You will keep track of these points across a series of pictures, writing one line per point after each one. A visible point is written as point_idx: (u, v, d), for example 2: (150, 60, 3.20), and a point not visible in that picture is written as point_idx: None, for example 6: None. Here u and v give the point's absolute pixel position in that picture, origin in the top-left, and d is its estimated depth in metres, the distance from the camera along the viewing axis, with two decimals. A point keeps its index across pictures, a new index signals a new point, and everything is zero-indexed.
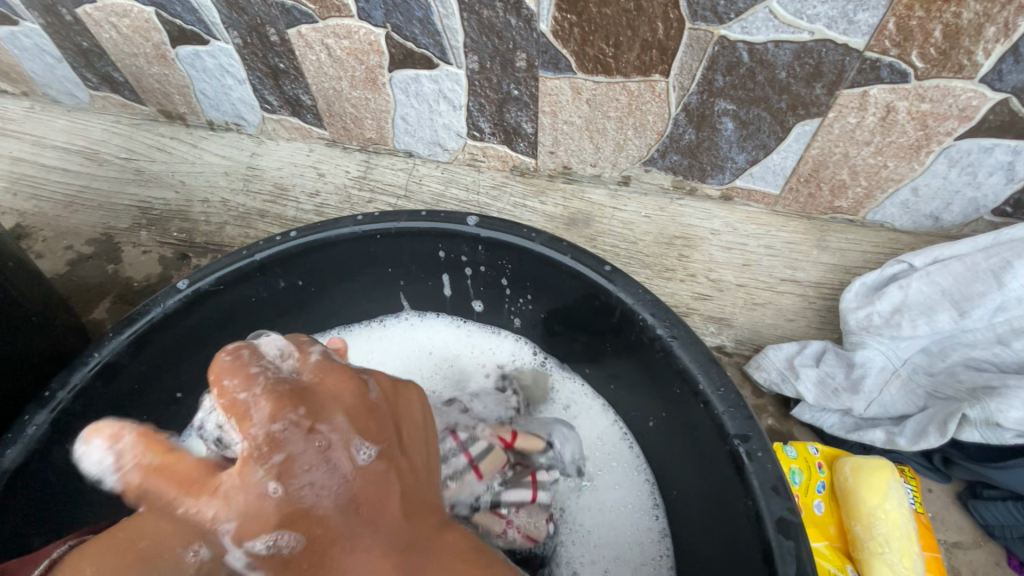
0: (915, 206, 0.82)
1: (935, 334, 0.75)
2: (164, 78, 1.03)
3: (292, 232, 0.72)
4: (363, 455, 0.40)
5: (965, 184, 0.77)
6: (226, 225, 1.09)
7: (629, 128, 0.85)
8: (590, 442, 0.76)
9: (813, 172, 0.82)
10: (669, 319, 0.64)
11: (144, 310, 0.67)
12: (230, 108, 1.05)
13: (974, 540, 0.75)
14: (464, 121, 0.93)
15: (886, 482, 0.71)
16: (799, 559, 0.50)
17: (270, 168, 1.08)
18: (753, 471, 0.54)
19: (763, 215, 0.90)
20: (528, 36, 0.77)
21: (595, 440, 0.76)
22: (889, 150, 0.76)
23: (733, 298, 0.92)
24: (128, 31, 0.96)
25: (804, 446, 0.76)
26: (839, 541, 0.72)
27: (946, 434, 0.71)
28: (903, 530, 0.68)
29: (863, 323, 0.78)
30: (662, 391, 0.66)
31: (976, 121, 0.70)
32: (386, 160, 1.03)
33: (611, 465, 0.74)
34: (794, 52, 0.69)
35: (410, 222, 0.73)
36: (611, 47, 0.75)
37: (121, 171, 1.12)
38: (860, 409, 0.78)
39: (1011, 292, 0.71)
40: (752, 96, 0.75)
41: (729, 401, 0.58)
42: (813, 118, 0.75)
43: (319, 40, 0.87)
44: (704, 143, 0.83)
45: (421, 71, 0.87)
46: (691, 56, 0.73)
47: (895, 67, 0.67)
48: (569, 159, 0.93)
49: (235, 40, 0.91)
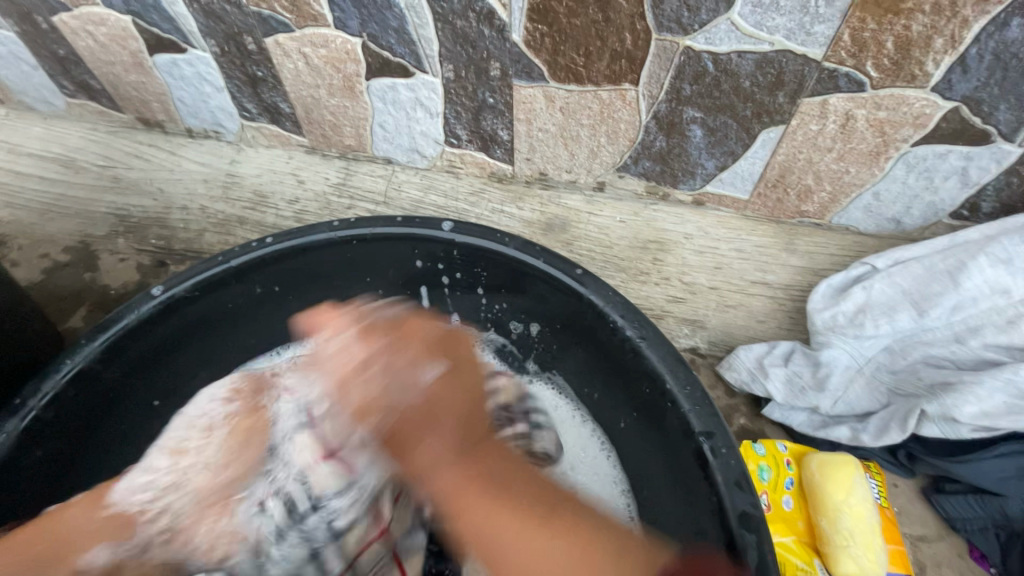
0: (878, 210, 0.85)
1: (896, 333, 0.78)
2: (141, 85, 1.03)
3: (268, 238, 0.73)
4: (432, 374, 0.60)
5: (923, 188, 0.80)
6: (204, 232, 1.09)
7: (602, 135, 0.87)
8: (568, 443, 0.77)
9: (780, 177, 0.85)
10: (638, 320, 0.65)
11: (119, 316, 0.67)
12: (209, 115, 1.06)
13: (939, 534, 0.77)
14: (441, 129, 0.94)
15: (850, 477, 0.73)
16: (760, 552, 0.51)
17: (249, 175, 1.08)
18: (717, 466, 0.56)
19: (734, 218, 0.93)
20: (501, 46, 0.79)
21: (573, 441, 0.77)
22: (851, 157, 0.79)
23: (705, 301, 0.94)
24: (105, 39, 0.97)
25: (772, 443, 0.78)
26: (807, 536, 0.74)
27: (907, 429, 0.73)
28: (867, 524, 0.70)
29: (829, 323, 0.80)
30: (632, 393, 0.68)
31: (930, 128, 0.73)
32: (366, 167, 1.05)
33: (590, 469, 0.74)
34: (756, 62, 0.71)
35: (386, 228, 0.74)
36: (582, 57, 0.77)
37: (98, 178, 1.12)
38: (827, 407, 0.80)
39: (967, 292, 0.74)
40: (718, 104, 0.78)
41: (695, 399, 0.60)
42: (777, 126, 0.78)
43: (296, 49, 0.88)
44: (674, 150, 0.86)
45: (398, 79, 0.88)
46: (658, 65, 0.75)
47: (852, 77, 0.69)
48: (545, 166, 0.95)
49: (213, 48, 0.92)
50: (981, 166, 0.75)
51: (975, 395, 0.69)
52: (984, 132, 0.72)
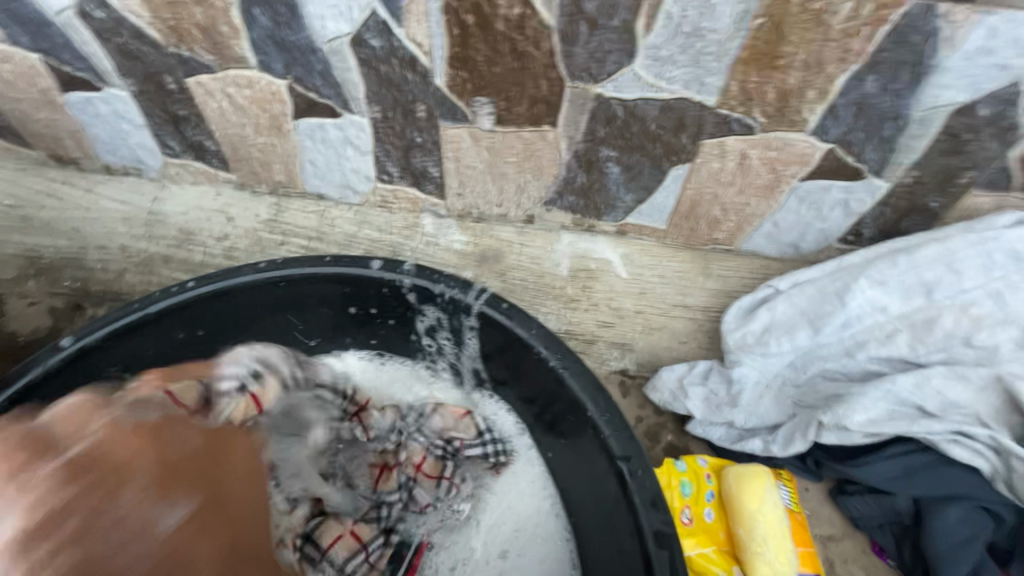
0: (778, 237, 0.94)
1: (797, 349, 0.86)
2: (53, 122, 0.99)
3: (189, 282, 0.72)
4: (173, 518, 0.41)
5: (814, 218, 0.89)
6: (125, 273, 1.05)
7: (527, 171, 0.91)
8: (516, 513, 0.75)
9: (691, 210, 0.92)
10: (560, 350, 0.69)
11: (21, 371, 0.64)
12: (128, 152, 1.02)
13: (844, 532, 0.85)
14: (372, 166, 0.96)
15: (762, 487, 0.79)
16: (672, 566, 0.56)
17: (174, 213, 1.05)
18: (634, 488, 0.60)
19: (654, 246, 0.99)
20: (425, 89, 0.82)
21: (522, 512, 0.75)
22: (750, 190, 0.87)
23: (632, 325, 0.98)
24: (11, 77, 0.92)
25: (693, 459, 0.84)
26: (727, 545, 0.79)
27: (809, 439, 0.80)
28: (778, 529, 0.76)
29: (739, 342, 0.88)
30: (560, 422, 0.71)
31: (813, 166, 0.81)
32: (298, 203, 1.04)
33: (535, 515, 0.75)
34: (660, 108, 0.78)
35: (314, 267, 0.74)
36: (502, 101, 0.81)
37: (4, 218, 1.05)
38: (741, 421, 0.86)
39: (852, 311, 0.82)
40: (630, 144, 0.84)
41: (614, 425, 0.63)
42: (684, 164, 0.85)
43: (219, 89, 0.88)
44: (595, 185, 0.91)
45: (326, 119, 0.89)
46: (574, 109, 0.80)
47: (743, 121, 0.77)
48: (476, 200, 0.98)
49: (130, 87, 0.90)
50: (859, 198, 0.85)
51: (862, 404, 0.77)
52: (857, 170, 0.81)
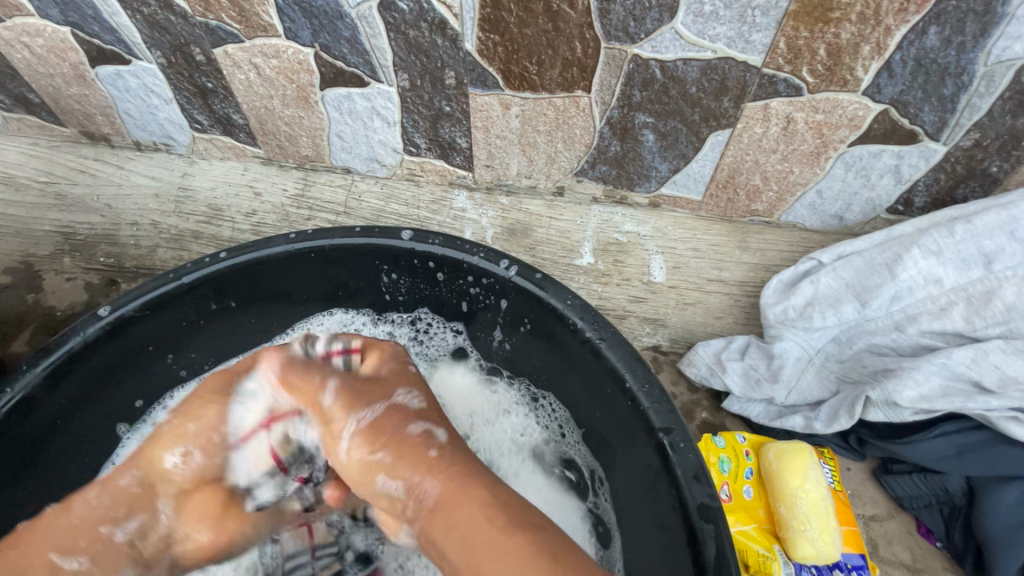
0: (822, 207, 0.89)
1: (842, 324, 0.82)
2: (84, 98, 0.99)
3: (222, 253, 0.72)
4: (389, 485, 0.52)
5: (862, 186, 0.85)
6: (158, 248, 1.06)
7: (558, 141, 0.89)
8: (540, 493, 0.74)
9: (730, 178, 0.88)
10: (597, 321, 0.67)
11: (62, 340, 0.65)
12: (158, 128, 1.02)
13: (888, 513, 0.82)
14: (400, 137, 0.94)
15: (805, 463, 0.76)
16: (718, 541, 0.54)
17: (203, 189, 1.05)
18: (675, 460, 0.58)
19: (688, 218, 0.96)
20: (455, 55, 0.79)
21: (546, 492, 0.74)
22: (794, 157, 0.83)
23: (665, 300, 0.96)
24: (43, 52, 0.92)
25: (732, 435, 0.82)
26: (767, 523, 0.77)
27: (855, 415, 0.77)
28: (821, 507, 0.74)
29: (780, 317, 0.85)
30: (595, 394, 0.70)
31: (864, 129, 0.77)
32: (324, 177, 1.03)
33: (560, 506, 0.73)
34: (701, 69, 0.74)
35: (345, 239, 0.74)
36: (534, 65, 0.78)
37: (40, 195, 1.07)
38: (781, 397, 0.84)
39: (903, 283, 0.78)
40: (668, 109, 0.80)
41: (654, 397, 0.61)
42: (724, 129, 0.81)
43: (246, 60, 0.87)
44: (629, 154, 0.88)
45: (353, 89, 0.87)
46: (609, 73, 0.77)
47: (790, 82, 0.73)
48: (504, 171, 0.96)
49: (158, 59, 0.90)
50: (912, 164, 0.80)
51: (913, 379, 0.73)
52: (912, 133, 0.76)
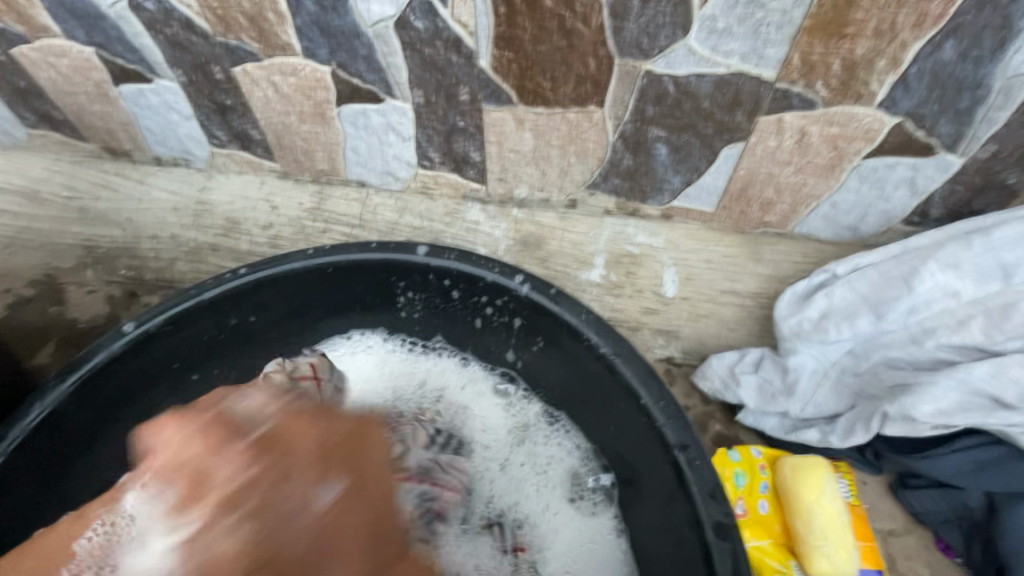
0: (836, 219, 0.89)
1: (858, 337, 0.82)
2: (107, 115, 1.01)
3: (242, 269, 0.73)
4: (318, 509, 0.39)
5: (876, 197, 0.84)
6: (176, 261, 1.09)
7: (571, 154, 0.89)
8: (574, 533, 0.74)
9: (743, 191, 0.88)
10: (612, 337, 0.67)
11: (89, 355, 0.67)
12: (178, 143, 1.05)
13: (906, 528, 0.81)
14: (414, 152, 0.95)
15: (821, 478, 0.76)
16: (735, 557, 0.54)
17: (221, 202, 1.07)
18: (692, 477, 0.58)
19: (700, 230, 0.96)
20: (469, 72, 0.80)
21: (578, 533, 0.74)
22: (808, 170, 0.82)
23: (678, 312, 0.97)
24: (67, 71, 0.95)
25: (746, 449, 0.81)
26: (784, 538, 0.77)
27: (871, 431, 0.77)
28: (838, 522, 0.74)
29: (795, 330, 0.84)
30: (610, 408, 0.70)
31: (879, 142, 0.77)
32: (340, 190, 1.04)
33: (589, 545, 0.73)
34: (714, 84, 0.74)
35: (361, 254, 0.75)
36: (548, 81, 0.79)
37: (63, 209, 1.09)
38: (796, 411, 0.84)
39: (920, 296, 0.78)
40: (681, 123, 0.81)
41: (669, 413, 0.62)
42: (737, 143, 0.81)
43: (265, 78, 0.88)
44: (642, 167, 0.89)
45: (369, 105, 0.89)
46: (622, 88, 0.78)
47: (804, 96, 0.73)
48: (517, 184, 0.97)
49: (179, 77, 0.92)
50: (927, 176, 0.80)
51: (931, 394, 0.73)
52: (927, 145, 0.76)
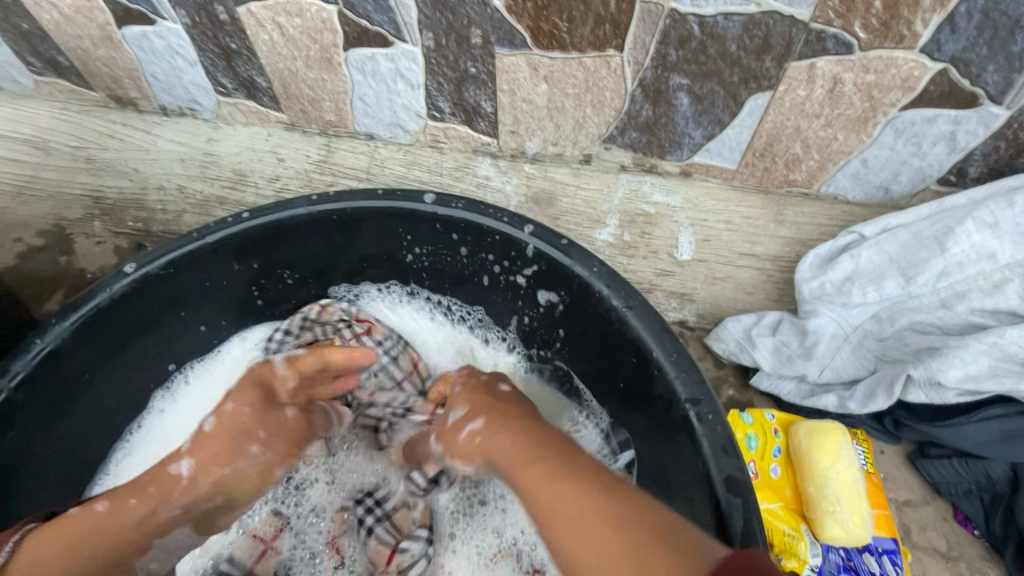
0: (865, 177, 0.84)
1: (884, 301, 0.78)
2: (111, 61, 0.99)
3: (244, 213, 0.71)
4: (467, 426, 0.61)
5: (911, 154, 0.79)
6: (183, 213, 1.10)
7: (587, 105, 0.85)
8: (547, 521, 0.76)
9: (768, 146, 0.83)
10: (624, 290, 0.64)
11: (89, 294, 0.66)
12: (183, 92, 1.02)
13: (923, 498, 0.79)
14: (423, 102, 0.92)
15: (837, 444, 0.73)
16: (745, 514, 0.52)
17: (228, 153, 1.05)
18: (703, 433, 0.56)
19: (720, 189, 0.91)
20: (481, 12, 0.76)
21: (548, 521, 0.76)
22: (838, 123, 0.78)
23: (693, 274, 0.96)
24: (70, 12, 0.92)
25: (760, 413, 0.79)
26: (795, 503, 0.75)
27: (893, 395, 0.74)
28: (853, 488, 0.71)
29: (816, 292, 0.81)
30: (619, 362, 0.68)
31: (919, 91, 0.71)
32: (347, 143, 1.02)
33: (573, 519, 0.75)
34: (742, 24, 0.69)
35: (366, 201, 0.72)
36: (565, 22, 0.75)
37: (71, 159, 1.08)
38: (814, 375, 0.81)
39: (953, 257, 0.73)
40: (705, 70, 0.76)
41: (681, 366, 0.59)
42: (764, 92, 0.76)
43: (270, 19, 0.85)
44: (661, 119, 0.84)
45: (377, 50, 0.85)
46: (643, 30, 0.73)
47: (840, 38, 0.68)
48: (529, 138, 0.93)
49: (183, 19, 0.89)
50: (968, 130, 0.75)
51: (960, 358, 0.69)
52: (972, 95, 0.70)
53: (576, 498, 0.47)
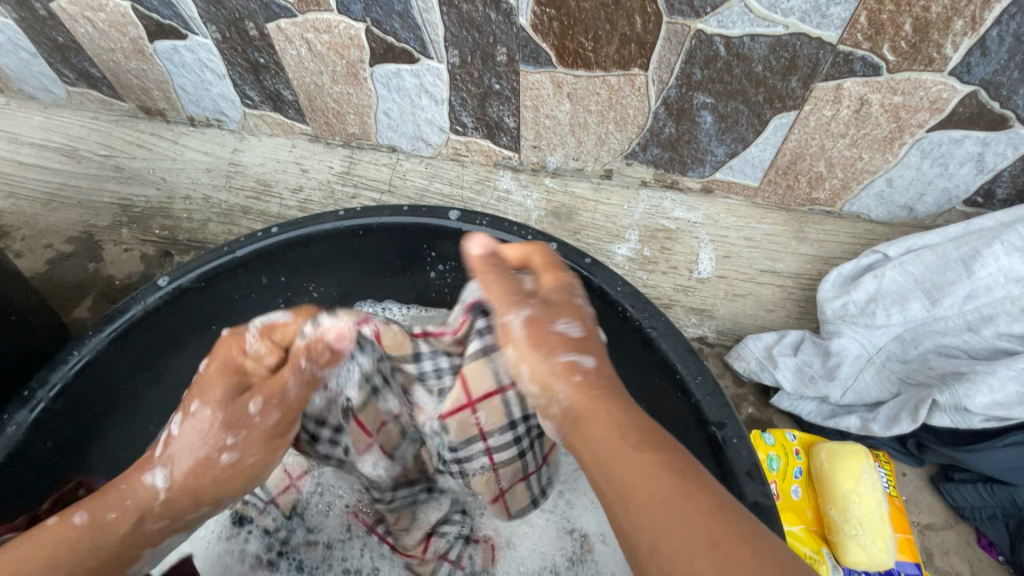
0: (890, 197, 0.84)
1: (908, 322, 0.78)
2: (142, 73, 1.01)
3: (273, 228, 0.72)
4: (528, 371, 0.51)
5: (938, 175, 0.79)
6: (208, 222, 1.08)
7: (610, 121, 0.86)
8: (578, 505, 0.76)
9: (791, 164, 0.83)
10: (648, 310, 0.65)
11: (126, 306, 0.67)
12: (211, 103, 1.04)
13: (946, 522, 0.78)
14: (446, 116, 0.93)
15: (860, 466, 0.73)
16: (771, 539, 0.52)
17: (253, 164, 1.07)
18: (728, 456, 0.56)
19: (742, 206, 0.92)
20: (507, 30, 0.77)
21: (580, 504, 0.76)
22: (863, 143, 0.77)
23: (714, 290, 0.92)
24: (105, 26, 0.95)
25: (781, 433, 0.78)
26: (815, 525, 0.75)
27: (918, 419, 0.74)
28: (876, 512, 0.71)
29: (839, 312, 0.81)
30: (642, 381, 0.68)
31: (947, 113, 0.71)
32: (370, 155, 1.03)
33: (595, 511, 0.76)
34: (769, 46, 0.69)
35: (392, 217, 0.73)
36: (590, 41, 0.75)
37: (100, 167, 1.11)
38: (836, 397, 0.80)
39: (980, 281, 0.73)
40: (730, 89, 0.76)
41: (706, 389, 0.59)
42: (790, 111, 0.76)
43: (298, 35, 0.86)
44: (684, 136, 0.84)
45: (402, 66, 0.86)
46: (668, 49, 0.74)
47: (867, 61, 0.68)
48: (551, 153, 0.94)
49: (214, 34, 0.91)
50: (997, 152, 0.74)
51: (988, 384, 0.70)
52: (1002, 117, 0.70)
53: (629, 459, 0.42)
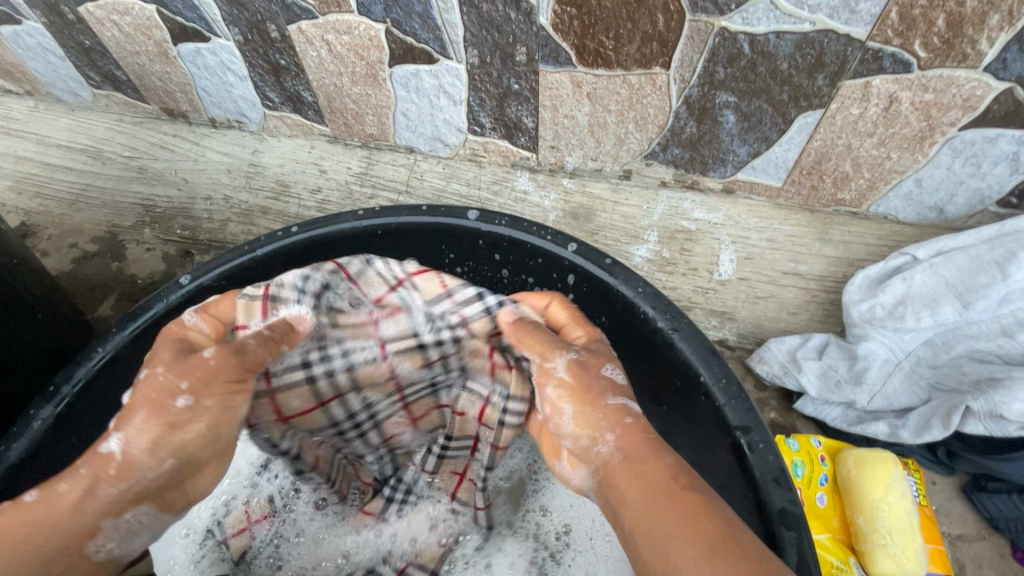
0: (918, 197, 0.82)
1: (939, 326, 0.76)
2: (166, 75, 1.03)
3: (294, 227, 0.73)
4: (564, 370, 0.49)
5: (970, 175, 0.76)
6: (228, 222, 1.10)
7: (630, 121, 0.85)
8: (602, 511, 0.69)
9: (816, 164, 0.81)
10: (670, 312, 0.64)
11: (149, 304, 0.69)
12: (232, 105, 1.05)
13: (978, 533, 0.75)
14: (464, 117, 0.93)
15: (889, 475, 0.71)
16: (799, 547, 0.50)
17: (273, 164, 1.08)
18: (754, 462, 0.55)
19: (764, 207, 0.90)
20: (527, 29, 0.77)
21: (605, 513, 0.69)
22: (892, 142, 0.75)
23: (736, 292, 0.91)
24: (130, 29, 0.96)
25: (806, 439, 0.77)
26: (842, 534, 0.73)
27: (950, 427, 0.72)
28: (905, 522, 0.69)
29: (866, 316, 0.79)
30: (663, 385, 0.67)
31: (981, 111, 0.69)
32: (388, 156, 1.04)
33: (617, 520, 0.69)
34: (795, 43, 0.68)
35: (411, 217, 0.73)
36: (611, 40, 0.75)
37: (124, 168, 1.13)
38: (863, 402, 0.78)
39: (1015, 284, 0.71)
40: (754, 88, 0.75)
41: (731, 393, 0.58)
42: (815, 110, 0.75)
43: (319, 36, 0.87)
44: (706, 136, 0.83)
45: (421, 66, 0.87)
46: (691, 48, 0.73)
47: (898, 57, 0.66)
48: (569, 153, 0.93)
49: (236, 37, 0.92)
50: None
51: None
52: None
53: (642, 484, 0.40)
